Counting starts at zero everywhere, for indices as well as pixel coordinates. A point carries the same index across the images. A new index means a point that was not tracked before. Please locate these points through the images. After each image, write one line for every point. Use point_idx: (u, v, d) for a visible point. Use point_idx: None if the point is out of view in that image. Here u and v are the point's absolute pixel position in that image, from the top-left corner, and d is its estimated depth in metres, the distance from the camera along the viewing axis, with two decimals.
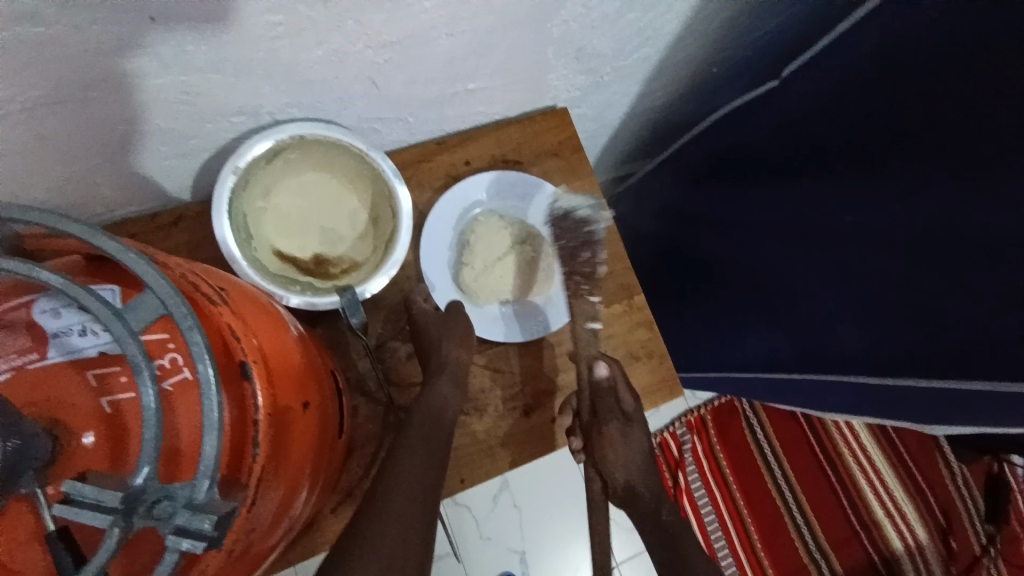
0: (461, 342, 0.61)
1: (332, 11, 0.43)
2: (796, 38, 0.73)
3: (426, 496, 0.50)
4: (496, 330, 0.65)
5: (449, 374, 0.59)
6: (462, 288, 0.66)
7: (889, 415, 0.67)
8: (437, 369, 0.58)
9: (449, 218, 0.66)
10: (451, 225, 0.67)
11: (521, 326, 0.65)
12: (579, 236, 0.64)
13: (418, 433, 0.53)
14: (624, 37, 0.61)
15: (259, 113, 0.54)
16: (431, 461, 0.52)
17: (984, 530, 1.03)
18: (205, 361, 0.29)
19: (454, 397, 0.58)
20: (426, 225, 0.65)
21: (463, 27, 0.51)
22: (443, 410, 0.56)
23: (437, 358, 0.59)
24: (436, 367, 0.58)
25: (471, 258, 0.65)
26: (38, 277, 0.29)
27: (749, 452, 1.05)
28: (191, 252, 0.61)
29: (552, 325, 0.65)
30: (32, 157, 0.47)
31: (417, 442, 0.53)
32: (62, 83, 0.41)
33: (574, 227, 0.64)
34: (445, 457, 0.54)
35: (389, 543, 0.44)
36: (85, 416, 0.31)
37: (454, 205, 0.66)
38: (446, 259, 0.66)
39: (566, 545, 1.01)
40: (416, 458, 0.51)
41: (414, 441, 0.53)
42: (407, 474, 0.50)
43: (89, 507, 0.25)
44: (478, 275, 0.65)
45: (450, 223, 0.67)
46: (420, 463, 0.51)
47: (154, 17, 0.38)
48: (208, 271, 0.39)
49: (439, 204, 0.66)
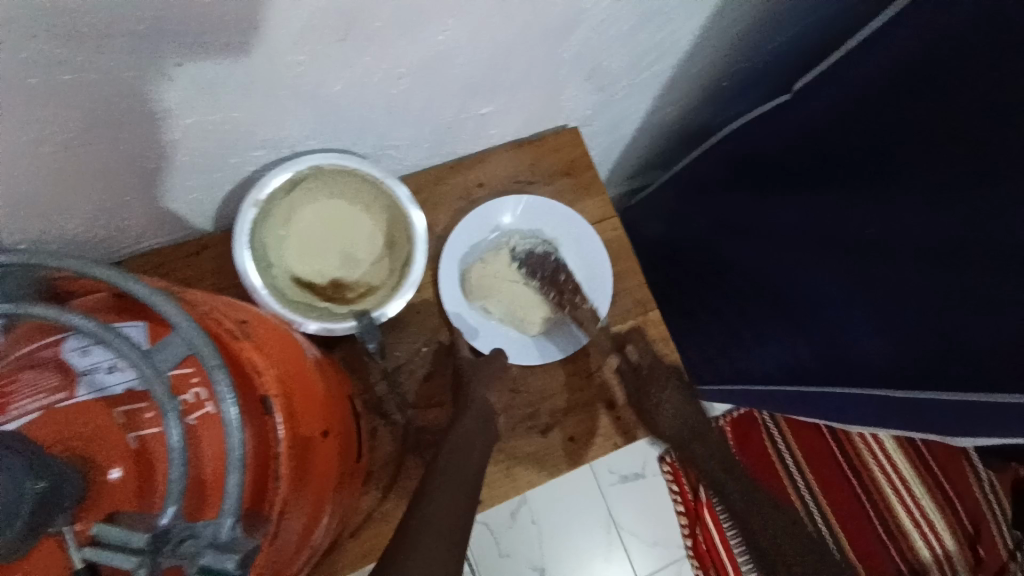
0: (495, 385, 0.63)
1: (349, 46, 0.44)
2: (810, 49, 0.73)
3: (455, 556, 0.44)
4: (483, 334, 0.66)
5: (477, 412, 0.58)
6: (463, 277, 0.66)
7: (917, 427, 0.62)
8: (464, 408, 0.59)
9: (476, 231, 0.67)
10: (478, 235, 0.67)
11: (520, 344, 0.66)
12: (550, 269, 0.68)
13: (444, 480, 0.51)
14: (635, 56, 0.62)
15: (280, 145, 0.55)
16: (456, 505, 0.49)
17: (1011, 537, 1.00)
18: (229, 400, 0.30)
19: (481, 434, 0.57)
20: (449, 239, 0.66)
21: (476, 55, 0.52)
22: (472, 447, 0.55)
23: (466, 396, 0.60)
24: (463, 406, 0.59)
25: (490, 260, 0.67)
26: (68, 322, 0.30)
27: (771, 465, 1.03)
28: (212, 280, 0.62)
29: (556, 351, 0.65)
30: (64, 194, 0.49)
31: (448, 488, 0.51)
32: (92, 123, 0.43)
33: (544, 265, 0.68)
34: (470, 500, 0.51)
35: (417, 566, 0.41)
36: (112, 452, 0.32)
37: (480, 221, 0.67)
38: (466, 253, 0.67)
39: (587, 561, 1.00)
40: (444, 503, 0.49)
41: (441, 486, 0.50)
42: (432, 531, 0.45)
43: (115, 549, 0.26)
44: (481, 276, 0.66)
45: (482, 235, 0.68)
46: (445, 507, 0.48)
47: (181, 62, 0.40)
48: (230, 304, 0.40)
49: (464, 220, 0.66)
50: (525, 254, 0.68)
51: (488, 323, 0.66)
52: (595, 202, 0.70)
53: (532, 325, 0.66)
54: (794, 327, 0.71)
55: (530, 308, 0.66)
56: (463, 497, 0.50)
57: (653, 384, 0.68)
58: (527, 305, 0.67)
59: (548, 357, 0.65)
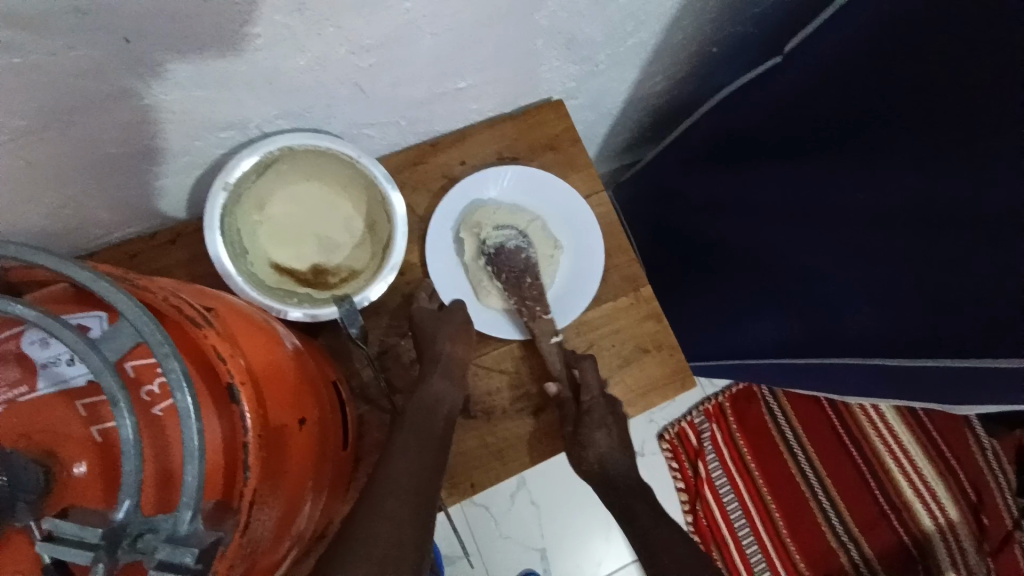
0: (459, 339, 0.60)
1: (308, 18, 0.42)
2: (799, 13, 0.70)
3: (425, 486, 0.47)
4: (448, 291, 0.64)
5: (443, 370, 0.57)
6: (463, 217, 0.65)
7: (910, 397, 0.61)
8: (431, 362, 0.57)
9: (487, 186, 0.66)
10: (473, 197, 0.66)
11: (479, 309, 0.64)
12: (520, 265, 0.63)
13: (412, 431, 0.51)
14: (615, 23, 0.59)
15: (246, 126, 0.53)
16: (421, 460, 0.49)
17: (1016, 505, 0.99)
18: (182, 388, 0.28)
19: (451, 391, 0.57)
20: (455, 188, 0.65)
21: (446, 25, 0.49)
22: (437, 406, 0.55)
23: (431, 350, 0.57)
24: (430, 360, 0.57)
25: (477, 223, 0.63)
26: (11, 311, 0.28)
27: (769, 437, 1.05)
28: (188, 270, 0.61)
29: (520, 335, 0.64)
30: (23, 184, 0.47)
31: (409, 445, 0.50)
32: (45, 108, 0.41)
33: (513, 256, 0.62)
34: (438, 451, 0.51)
35: (382, 546, 0.40)
36: (77, 446, 0.31)
37: (486, 180, 0.66)
38: (475, 199, 0.66)
39: (588, 541, 1.00)
40: (410, 456, 0.49)
41: (409, 441, 0.50)
42: (400, 473, 0.47)
43: (72, 545, 0.24)
44: (480, 220, 0.63)
45: (484, 193, 0.66)
46: (410, 460, 0.48)
47: (128, 37, 0.38)
48: (198, 291, 0.39)
49: (472, 175, 0.65)
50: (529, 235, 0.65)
51: (458, 278, 0.65)
52: (579, 177, 0.69)
53: (482, 291, 0.64)
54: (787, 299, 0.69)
55: (492, 275, 0.63)
56: (430, 473, 0.49)
57: (595, 425, 0.59)
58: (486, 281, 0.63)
59: (512, 337, 0.64)
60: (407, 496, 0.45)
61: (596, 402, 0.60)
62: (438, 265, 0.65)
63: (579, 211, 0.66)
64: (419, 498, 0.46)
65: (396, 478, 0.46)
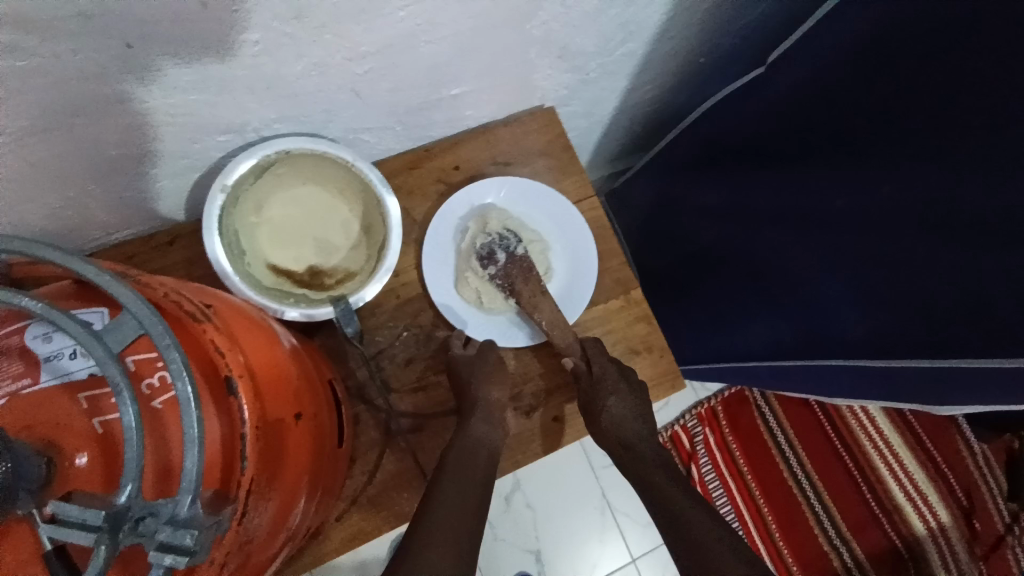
0: (496, 383, 0.61)
1: (307, 25, 0.44)
2: (786, 24, 0.72)
3: (473, 509, 0.49)
4: (440, 291, 0.65)
5: (482, 414, 0.58)
6: (467, 217, 0.66)
7: (897, 395, 0.63)
8: (469, 409, 0.58)
9: (493, 190, 0.67)
10: (477, 200, 0.67)
11: (464, 310, 0.65)
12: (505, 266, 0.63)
13: (453, 479, 0.51)
14: (607, 33, 0.61)
15: (245, 129, 0.54)
16: (465, 505, 0.49)
17: (1007, 509, 0.99)
18: (183, 378, 0.29)
19: (491, 435, 0.57)
20: (465, 187, 0.67)
21: (441, 34, 0.51)
22: (478, 450, 0.55)
23: (469, 396, 0.59)
24: (469, 406, 0.58)
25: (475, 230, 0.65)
26: (19, 304, 0.29)
27: (760, 440, 1.06)
28: (187, 271, 0.62)
29: (505, 340, 0.65)
30: (26, 184, 0.48)
31: (457, 486, 0.50)
32: (50, 110, 0.42)
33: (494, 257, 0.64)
34: (481, 500, 0.51)
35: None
36: (77, 438, 0.32)
37: (496, 184, 0.67)
38: (478, 201, 0.67)
39: (583, 543, 1.01)
40: (455, 502, 0.49)
41: (450, 489, 0.50)
42: (448, 509, 0.47)
43: (74, 527, 0.25)
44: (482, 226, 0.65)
45: (488, 195, 0.67)
46: (454, 511, 0.48)
47: (131, 42, 0.39)
48: (197, 289, 0.40)
49: (483, 180, 0.67)
50: (517, 253, 0.64)
51: (452, 277, 0.65)
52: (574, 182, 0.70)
53: (462, 281, 0.65)
54: (771, 301, 0.71)
55: (479, 279, 0.64)
56: (475, 498, 0.50)
57: (607, 387, 0.60)
58: (471, 286, 0.64)
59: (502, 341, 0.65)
60: (456, 522, 0.47)
61: (607, 368, 0.61)
62: (434, 260, 0.65)
63: (573, 219, 0.68)
64: (465, 525, 0.47)
65: (446, 510, 0.47)
